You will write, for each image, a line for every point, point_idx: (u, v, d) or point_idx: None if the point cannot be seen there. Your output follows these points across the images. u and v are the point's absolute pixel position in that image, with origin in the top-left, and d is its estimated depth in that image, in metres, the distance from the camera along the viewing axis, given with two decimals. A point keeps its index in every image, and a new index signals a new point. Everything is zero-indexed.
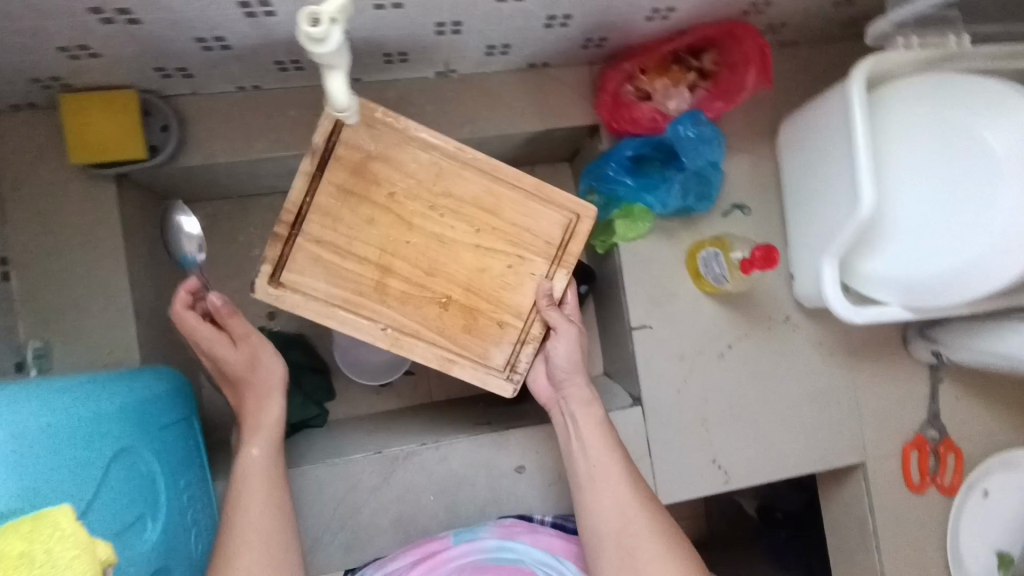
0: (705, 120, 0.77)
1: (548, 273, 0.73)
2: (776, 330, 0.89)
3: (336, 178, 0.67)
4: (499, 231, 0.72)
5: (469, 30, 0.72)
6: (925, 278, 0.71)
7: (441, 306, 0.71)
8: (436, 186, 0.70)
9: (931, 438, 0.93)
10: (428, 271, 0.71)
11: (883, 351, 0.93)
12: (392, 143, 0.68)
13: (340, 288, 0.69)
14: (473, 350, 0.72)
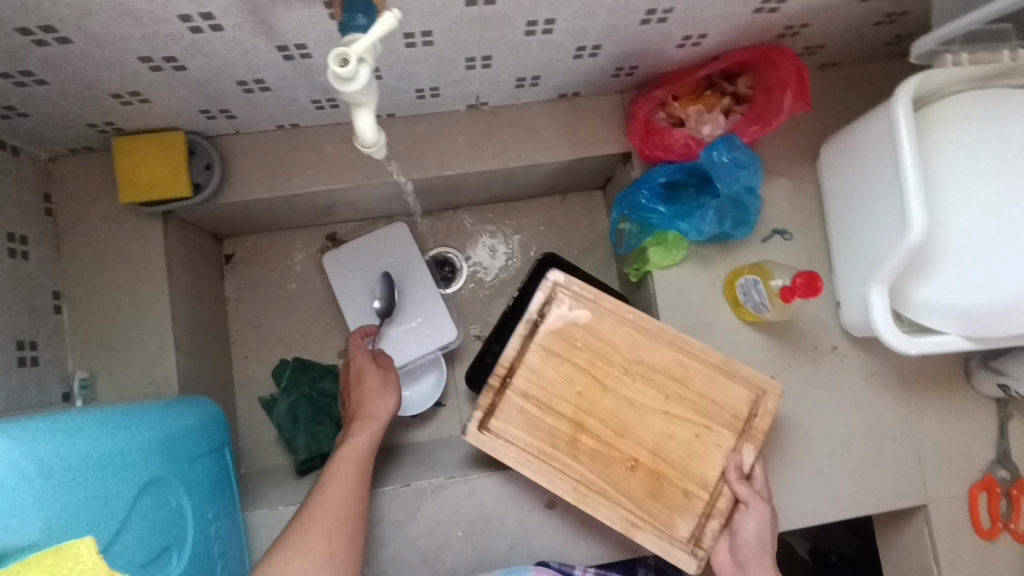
0: (739, 143, 0.74)
1: (736, 445, 0.77)
2: (822, 360, 0.85)
3: (543, 340, 0.78)
4: (687, 400, 0.77)
5: (499, 64, 0.73)
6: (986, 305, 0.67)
7: (628, 468, 0.76)
8: (630, 353, 0.78)
9: (1001, 479, 0.85)
10: (620, 432, 0.76)
11: (943, 384, 0.87)
12: (612, 320, 0.78)
13: (539, 439, 0.76)
14: (657, 517, 0.75)
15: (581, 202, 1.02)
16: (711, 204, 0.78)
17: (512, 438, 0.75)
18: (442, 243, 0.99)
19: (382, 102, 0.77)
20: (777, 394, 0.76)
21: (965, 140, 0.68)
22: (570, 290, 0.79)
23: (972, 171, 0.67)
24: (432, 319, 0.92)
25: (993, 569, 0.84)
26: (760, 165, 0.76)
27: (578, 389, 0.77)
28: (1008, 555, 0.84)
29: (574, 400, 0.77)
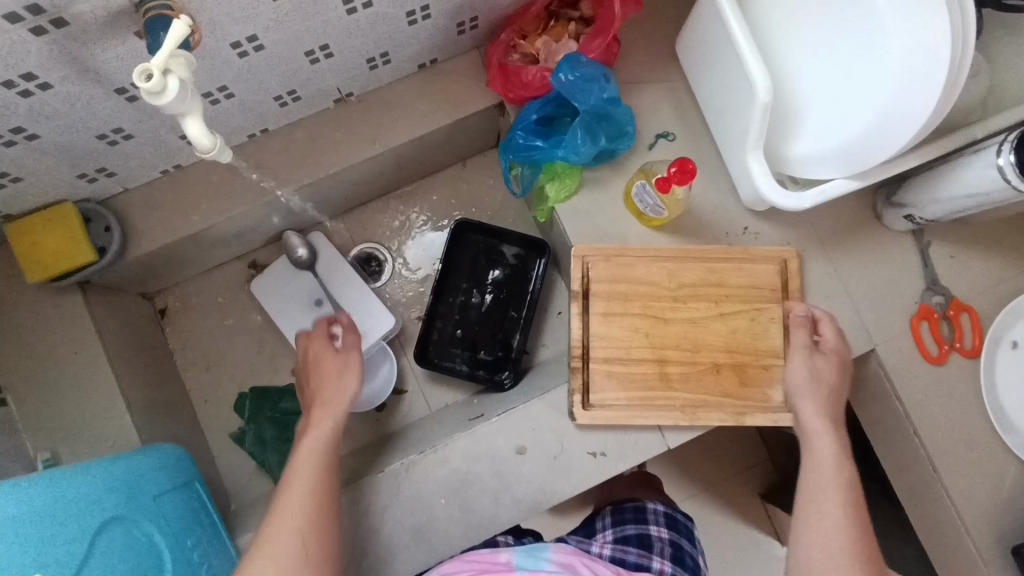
0: (584, 60, 0.78)
1: (786, 311, 0.85)
2: (738, 243, 0.88)
3: (596, 308, 0.84)
4: (731, 296, 0.85)
5: (341, 50, 0.75)
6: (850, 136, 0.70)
7: (715, 371, 0.84)
8: (671, 283, 0.85)
9: (937, 305, 0.88)
10: (693, 348, 0.84)
11: (859, 233, 0.90)
12: (639, 259, 0.85)
13: (634, 390, 0.83)
14: (757, 398, 0.83)
15: (482, 166, 1.04)
16: (578, 124, 0.80)
17: (602, 399, 0.83)
18: (363, 241, 1.02)
19: (248, 118, 0.80)
20: (794, 255, 0.86)
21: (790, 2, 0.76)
22: (596, 253, 0.85)
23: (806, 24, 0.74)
24: (367, 315, 0.94)
25: (952, 390, 0.87)
26: (612, 75, 0.79)
27: (644, 333, 0.84)
28: (963, 373, 0.87)
29: (646, 343, 0.84)
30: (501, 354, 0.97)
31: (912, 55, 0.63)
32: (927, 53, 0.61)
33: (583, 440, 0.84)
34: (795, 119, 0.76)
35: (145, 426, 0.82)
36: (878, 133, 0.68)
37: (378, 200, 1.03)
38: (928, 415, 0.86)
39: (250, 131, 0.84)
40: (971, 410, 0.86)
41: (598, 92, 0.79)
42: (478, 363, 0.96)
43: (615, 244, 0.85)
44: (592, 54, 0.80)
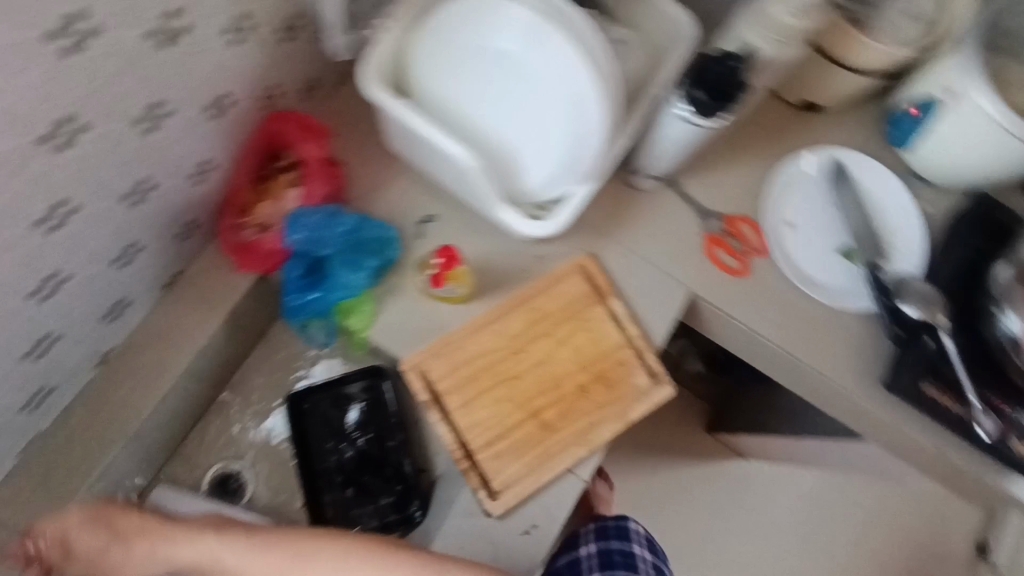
0: (309, 211, 0.82)
1: (608, 307, 0.91)
2: (539, 273, 0.92)
3: (454, 404, 0.84)
4: (560, 320, 0.89)
5: (67, 326, 0.72)
6: (562, 157, 0.77)
7: (583, 393, 0.87)
8: (504, 341, 0.87)
9: (717, 229, 0.98)
10: (555, 385, 0.87)
11: (627, 206, 0.97)
12: (464, 338, 0.86)
13: (528, 454, 0.84)
14: (627, 393, 0.88)
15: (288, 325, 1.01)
16: (335, 263, 0.83)
17: (507, 479, 0.83)
18: (211, 465, 0.95)
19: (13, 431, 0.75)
20: (587, 258, 0.92)
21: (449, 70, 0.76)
22: (426, 357, 0.85)
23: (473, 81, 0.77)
24: None
25: (764, 287, 0.97)
26: (342, 210, 0.84)
27: (507, 399, 0.85)
28: (767, 269, 0.98)
29: (515, 407, 0.85)
30: (400, 488, 0.93)
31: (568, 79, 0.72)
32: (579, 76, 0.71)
33: (506, 525, 0.83)
34: (511, 162, 0.79)
35: None
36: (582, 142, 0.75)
37: (204, 417, 0.96)
38: (758, 319, 0.96)
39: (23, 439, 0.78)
40: (786, 294, 0.97)
41: (338, 229, 0.83)
42: (386, 511, 0.92)
43: (438, 336, 0.86)
44: (315, 198, 0.83)
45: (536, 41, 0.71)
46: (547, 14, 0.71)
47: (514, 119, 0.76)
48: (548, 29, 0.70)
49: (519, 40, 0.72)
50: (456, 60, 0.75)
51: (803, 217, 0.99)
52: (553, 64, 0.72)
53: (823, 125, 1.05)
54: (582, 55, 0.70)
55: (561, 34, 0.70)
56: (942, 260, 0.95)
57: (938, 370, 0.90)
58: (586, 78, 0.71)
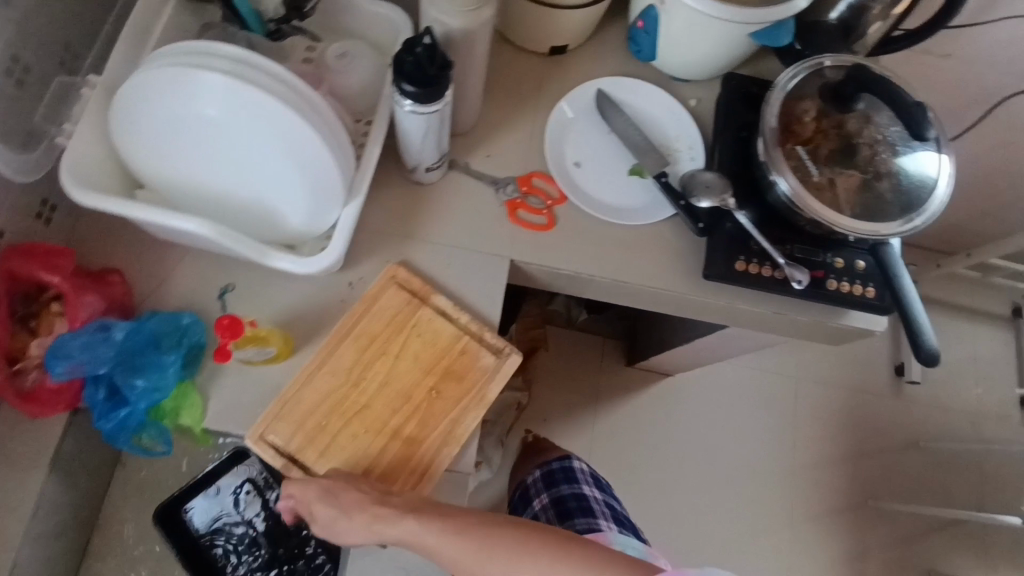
0: (70, 337, 0.78)
1: (432, 305, 0.92)
2: (354, 297, 0.92)
3: (311, 458, 0.84)
4: (390, 337, 0.89)
5: None
6: (306, 190, 0.77)
7: (434, 396, 0.88)
8: (340, 378, 0.87)
9: (514, 192, 1.01)
10: (403, 400, 0.87)
11: (423, 203, 0.98)
12: (300, 391, 0.85)
13: (401, 472, 0.86)
14: (477, 378, 0.90)
15: None
16: (120, 376, 0.80)
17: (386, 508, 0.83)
18: None
19: None
20: (396, 266, 0.92)
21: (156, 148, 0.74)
22: (267, 425, 0.83)
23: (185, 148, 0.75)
24: None
25: (575, 229, 1.00)
26: (109, 321, 0.80)
27: (362, 432, 0.86)
28: (571, 211, 1.01)
29: (372, 436, 0.86)
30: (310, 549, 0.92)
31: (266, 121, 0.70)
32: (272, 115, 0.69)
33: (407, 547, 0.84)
34: (265, 209, 0.79)
35: None
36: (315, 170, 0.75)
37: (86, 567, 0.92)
38: (580, 260, 0.99)
39: None
40: (596, 228, 1.00)
41: (110, 341, 0.79)
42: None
43: (274, 399, 0.85)
44: (80, 318, 0.81)
45: (231, 100, 0.69)
46: (233, 69, 0.68)
47: (244, 174, 0.76)
48: (237, 86, 0.68)
49: (214, 101, 0.69)
50: (160, 133, 0.73)
51: (586, 154, 1.04)
52: (257, 117, 0.70)
53: (577, 61, 1.09)
54: (277, 103, 0.69)
55: (251, 87, 0.68)
56: (717, 147, 1.02)
57: (746, 245, 0.96)
58: (290, 124, 0.70)
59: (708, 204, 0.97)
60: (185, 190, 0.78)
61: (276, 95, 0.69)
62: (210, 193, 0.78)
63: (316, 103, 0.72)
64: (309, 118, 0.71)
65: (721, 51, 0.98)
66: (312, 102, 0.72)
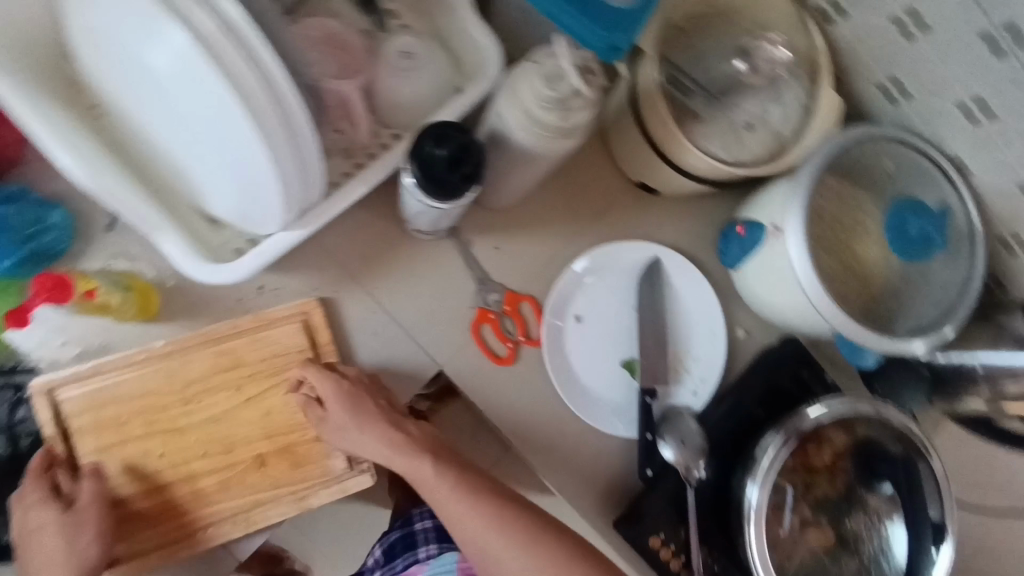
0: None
1: (325, 367, 0.76)
2: (251, 307, 0.75)
3: (87, 450, 0.70)
4: (256, 376, 0.73)
5: None
6: (233, 187, 0.60)
7: (257, 465, 0.73)
8: (173, 386, 0.71)
9: (494, 303, 0.84)
10: (225, 448, 0.72)
11: (395, 252, 0.81)
12: (122, 372, 0.70)
13: (173, 522, 0.71)
14: (314, 475, 0.75)
15: None
16: None
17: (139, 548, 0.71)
18: None
19: None
20: (314, 304, 0.76)
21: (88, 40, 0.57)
22: (68, 384, 0.69)
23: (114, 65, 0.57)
24: None
25: (527, 383, 0.84)
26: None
27: (160, 455, 0.71)
28: (536, 363, 0.84)
29: (166, 465, 0.71)
30: None
31: (208, 98, 0.52)
32: (218, 101, 0.52)
33: None
34: (187, 175, 0.63)
35: None
36: (248, 177, 0.58)
37: None
38: (509, 418, 0.83)
39: None
40: (548, 396, 0.84)
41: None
42: None
43: (91, 361, 0.70)
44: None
45: (190, 70, 0.51)
46: (212, 38, 0.49)
47: (177, 136, 0.59)
48: (203, 63, 0.50)
49: (170, 56, 0.51)
50: (102, 29, 0.55)
51: (594, 314, 0.87)
52: (211, 105, 0.52)
53: (657, 212, 0.90)
54: (241, 112, 0.51)
55: (218, 77, 0.50)
56: (721, 404, 0.87)
57: (677, 524, 0.81)
58: (245, 139, 0.53)
59: (670, 456, 0.82)
60: (113, 89, 0.60)
61: (244, 102, 0.51)
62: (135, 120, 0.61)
63: (296, 130, 0.55)
64: (275, 146, 0.54)
65: (795, 320, 0.81)
66: (291, 129, 0.55)
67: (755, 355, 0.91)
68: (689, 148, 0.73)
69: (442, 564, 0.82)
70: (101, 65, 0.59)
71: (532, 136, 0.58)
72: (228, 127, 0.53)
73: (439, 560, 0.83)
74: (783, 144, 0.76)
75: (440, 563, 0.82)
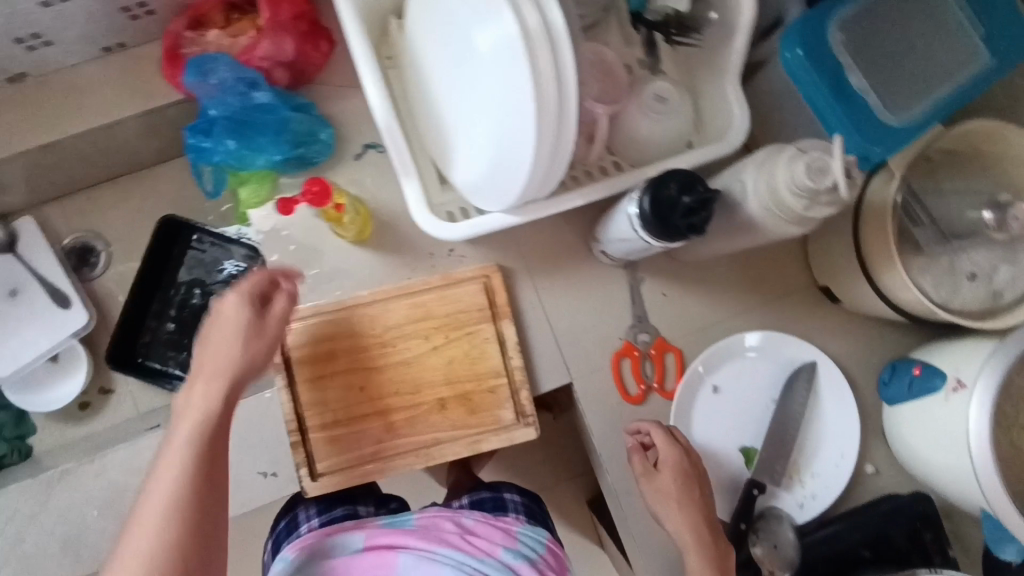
0: (223, 63, 0.76)
1: (499, 328, 0.83)
2: (441, 267, 0.85)
3: (303, 378, 0.80)
4: (441, 327, 0.82)
5: (58, 41, 0.75)
6: (490, 163, 0.66)
7: (440, 407, 0.82)
8: (375, 328, 0.81)
9: (643, 342, 0.87)
10: (413, 390, 0.82)
11: (574, 263, 0.87)
12: (338, 308, 0.81)
13: (365, 447, 0.81)
14: (487, 422, 0.82)
15: None
16: (233, 130, 0.79)
17: (332, 466, 0.80)
18: (78, 230, 0.95)
19: None
20: (495, 271, 0.83)
21: (426, 14, 0.67)
22: (292, 321, 0.80)
23: (436, 38, 0.66)
24: (60, 308, 0.89)
25: None
26: (261, 81, 0.78)
27: (360, 388, 0.81)
28: (658, 413, 0.87)
29: (364, 398, 0.81)
30: None
31: (504, 80, 0.58)
32: (510, 86, 0.58)
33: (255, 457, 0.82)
34: (452, 145, 0.70)
35: None
36: (507, 158, 0.63)
37: (99, 187, 0.96)
38: (617, 451, 0.85)
39: None
40: None
41: (246, 95, 0.78)
42: None
43: (321, 302, 0.81)
44: (252, 53, 0.78)
45: (503, 58, 0.57)
46: (533, 36, 0.55)
47: (458, 109, 0.67)
48: (518, 55, 0.56)
49: (491, 43, 0.58)
50: (442, 10, 0.64)
51: (732, 390, 0.87)
52: (505, 90, 0.58)
53: (827, 320, 0.89)
54: (530, 104, 0.57)
55: (525, 69, 0.55)
56: (822, 528, 0.84)
57: None
58: (521, 127, 0.59)
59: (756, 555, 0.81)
60: (423, 55, 0.69)
61: (537, 97, 0.56)
62: (428, 84, 0.70)
63: (564, 134, 0.59)
64: (544, 141, 0.59)
65: (941, 480, 0.77)
66: (562, 132, 0.59)
67: (873, 496, 0.87)
68: (900, 272, 0.71)
69: (534, 532, 0.81)
70: (424, 36, 0.68)
71: (769, 214, 0.60)
72: (512, 109, 0.59)
73: (531, 528, 0.82)
74: (998, 303, 0.73)
75: (533, 530, 0.82)
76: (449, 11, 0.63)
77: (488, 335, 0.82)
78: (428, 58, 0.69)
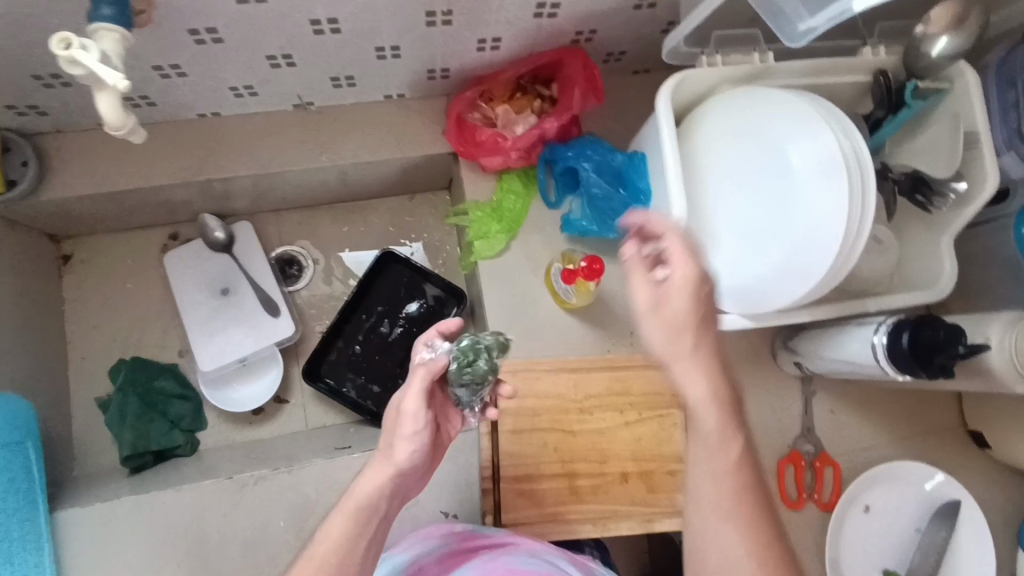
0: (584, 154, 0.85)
1: None
2: (640, 347, 0.90)
3: (506, 428, 0.84)
4: (637, 405, 0.87)
5: (361, 84, 0.84)
6: (758, 274, 0.72)
7: (622, 481, 0.85)
8: (578, 394, 0.86)
9: (807, 453, 0.92)
10: (602, 460, 0.85)
11: (757, 368, 0.93)
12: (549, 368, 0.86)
13: (548, 506, 0.83)
14: (664, 504, 0.85)
15: (428, 202, 1.05)
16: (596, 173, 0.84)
17: (517, 519, 0.82)
18: (289, 245, 1.01)
19: (199, 100, 0.81)
20: None
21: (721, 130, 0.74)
22: (504, 372, 0.85)
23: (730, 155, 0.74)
24: (268, 315, 0.94)
25: (798, 534, 0.91)
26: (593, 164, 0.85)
27: (553, 448, 0.84)
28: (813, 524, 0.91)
29: (556, 458, 0.84)
30: (394, 387, 0.96)
31: (817, 208, 0.67)
32: (820, 217, 0.67)
33: (440, 496, 0.85)
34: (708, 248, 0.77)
35: (18, 357, 0.81)
36: (785, 273, 0.70)
37: (316, 208, 1.02)
38: None
39: (200, 111, 0.84)
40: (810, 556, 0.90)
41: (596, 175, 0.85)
42: (369, 395, 0.95)
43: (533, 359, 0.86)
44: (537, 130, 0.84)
45: (818, 178, 0.67)
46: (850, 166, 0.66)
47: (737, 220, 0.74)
48: (837, 178, 0.65)
49: (806, 166, 0.67)
50: (737, 129, 0.73)
51: (884, 514, 0.91)
52: (814, 203, 0.67)
53: (971, 463, 0.96)
54: (842, 221, 0.65)
55: (845, 190, 0.65)
56: None
57: None
58: (824, 237, 0.67)
59: None
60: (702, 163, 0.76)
61: (848, 216, 0.65)
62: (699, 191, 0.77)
63: (854, 250, 0.68)
64: (840, 254, 0.66)
65: None
66: (853, 247, 0.67)
67: None
68: None
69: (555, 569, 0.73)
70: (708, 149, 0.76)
71: (1011, 368, 0.68)
72: (818, 233, 0.67)
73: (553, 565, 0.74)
74: None
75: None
76: (757, 138, 0.72)
77: (679, 419, 0.87)
78: (709, 169, 0.76)
